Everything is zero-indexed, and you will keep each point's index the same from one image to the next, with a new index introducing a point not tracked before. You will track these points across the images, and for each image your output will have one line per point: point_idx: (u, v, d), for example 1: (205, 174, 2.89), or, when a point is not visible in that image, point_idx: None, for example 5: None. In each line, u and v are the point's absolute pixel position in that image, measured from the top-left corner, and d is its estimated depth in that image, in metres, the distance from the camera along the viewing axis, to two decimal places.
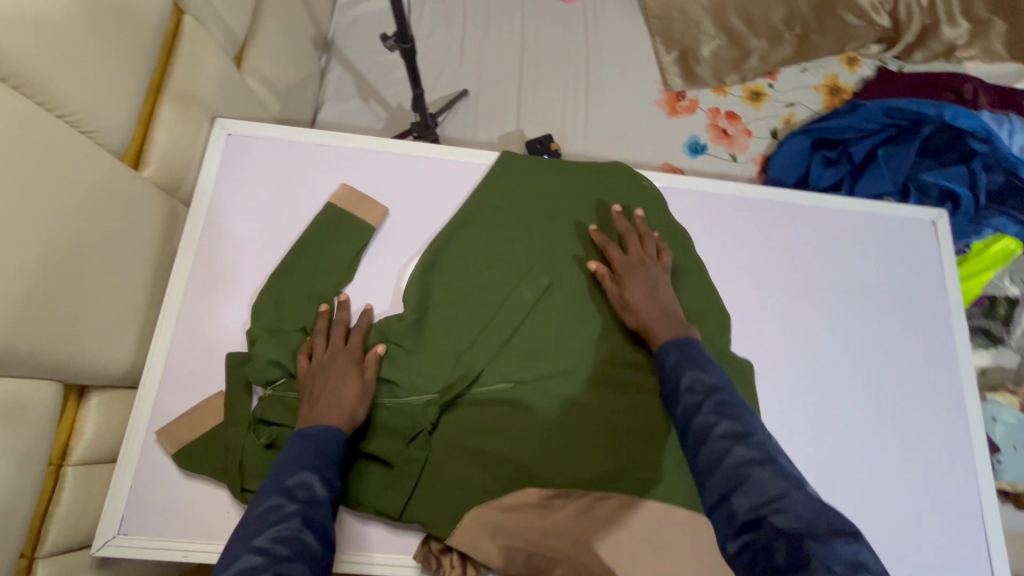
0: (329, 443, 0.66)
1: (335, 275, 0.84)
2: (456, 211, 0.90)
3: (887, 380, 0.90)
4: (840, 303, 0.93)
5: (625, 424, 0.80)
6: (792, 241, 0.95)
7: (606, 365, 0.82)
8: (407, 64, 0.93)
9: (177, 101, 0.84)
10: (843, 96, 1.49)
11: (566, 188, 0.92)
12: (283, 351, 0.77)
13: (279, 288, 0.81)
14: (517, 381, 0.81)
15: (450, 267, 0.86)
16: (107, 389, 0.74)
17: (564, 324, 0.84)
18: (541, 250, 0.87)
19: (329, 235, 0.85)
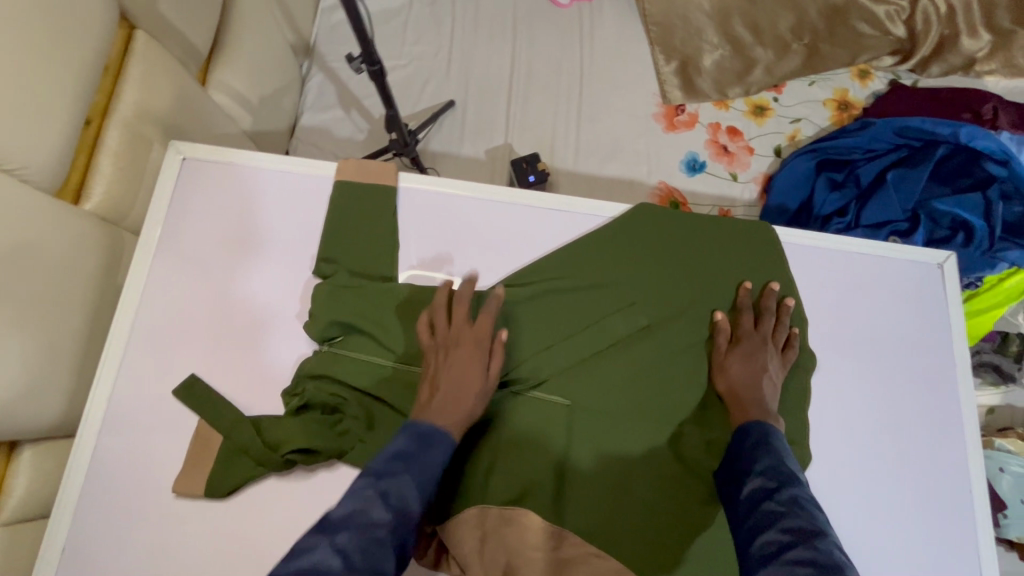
0: (437, 459, 0.62)
1: (386, 245, 0.81)
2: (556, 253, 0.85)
3: (886, 436, 0.83)
4: (837, 350, 0.86)
5: (657, 493, 0.76)
6: (806, 282, 0.88)
7: (667, 424, 0.79)
8: (377, 85, 0.87)
9: (125, 125, 0.78)
10: (852, 112, 1.41)
11: (699, 235, 0.87)
12: (344, 308, 0.76)
13: (332, 247, 0.79)
14: (573, 403, 0.79)
15: (534, 279, 0.83)
16: (41, 441, 0.69)
17: (644, 359, 0.81)
18: (638, 284, 0.84)
19: (357, 207, 0.80)
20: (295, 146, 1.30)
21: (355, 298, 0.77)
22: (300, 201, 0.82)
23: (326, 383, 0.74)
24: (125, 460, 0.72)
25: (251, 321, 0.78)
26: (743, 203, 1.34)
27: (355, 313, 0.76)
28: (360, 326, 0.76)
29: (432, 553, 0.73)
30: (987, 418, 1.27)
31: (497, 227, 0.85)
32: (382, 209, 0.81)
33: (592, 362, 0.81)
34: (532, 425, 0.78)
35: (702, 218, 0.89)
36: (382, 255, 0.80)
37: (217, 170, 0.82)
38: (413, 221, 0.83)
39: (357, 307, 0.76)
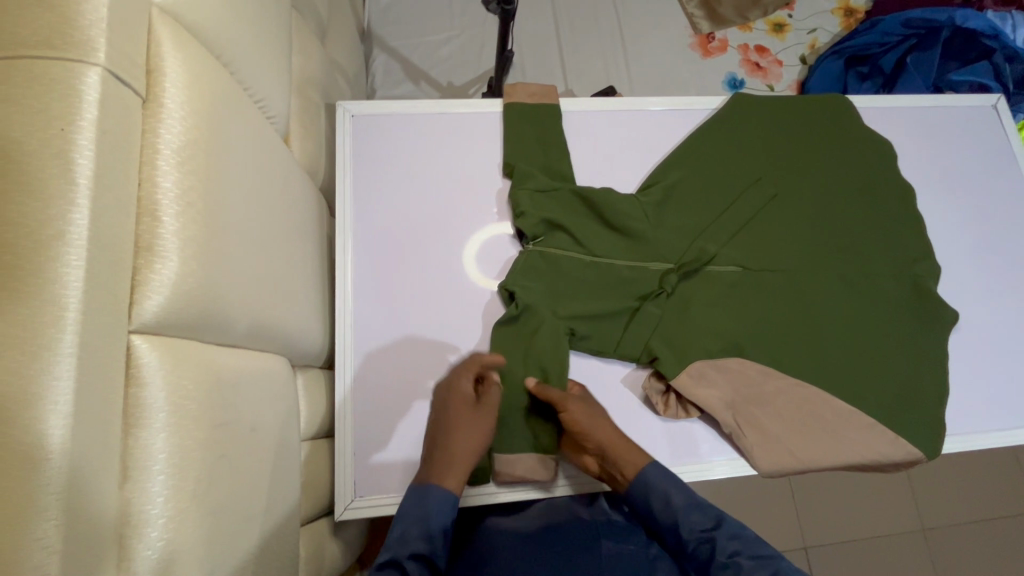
0: (456, 482, 0.70)
1: (563, 154, 0.91)
2: (687, 143, 0.95)
3: (987, 253, 0.99)
4: (931, 184, 1.01)
5: (830, 327, 0.88)
6: (892, 135, 1.03)
7: (821, 271, 0.90)
8: (502, 27, 0.96)
9: (300, 90, 0.86)
10: (856, 17, 1.58)
11: (804, 115, 0.99)
12: (548, 210, 0.86)
13: (517, 159, 0.89)
14: (746, 267, 0.89)
15: (675, 169, 0.93)
16: (308, 369, 0.76)
17: (788, 223, 0.93)
18: (760, 161, 0.95)
19: (535, 130, 0.91)
20: None
21: (553, 203, 0.88)
22: (467, 137, 0.92)
23: (538, 280, 0.84)
24: (384, 375, 0.80)
25: (450, 245, 0.87)
26: None
27: (556, 214, 0.87)
28: (560, 225, 0.86)
29: (673, 403, 0.83)
30: None
31: (635, 130, 0.97)
32: (550, 131, 0.92)
33: (745, 233, 0.92)
34: (715, 286, 0.88)
35: (788, 97, 1.00)
36: (566, 165, 0.90)
37: (387, 119, 0.91)
38: (578, 134, 0.95)
39: (556, 209, 0.87)
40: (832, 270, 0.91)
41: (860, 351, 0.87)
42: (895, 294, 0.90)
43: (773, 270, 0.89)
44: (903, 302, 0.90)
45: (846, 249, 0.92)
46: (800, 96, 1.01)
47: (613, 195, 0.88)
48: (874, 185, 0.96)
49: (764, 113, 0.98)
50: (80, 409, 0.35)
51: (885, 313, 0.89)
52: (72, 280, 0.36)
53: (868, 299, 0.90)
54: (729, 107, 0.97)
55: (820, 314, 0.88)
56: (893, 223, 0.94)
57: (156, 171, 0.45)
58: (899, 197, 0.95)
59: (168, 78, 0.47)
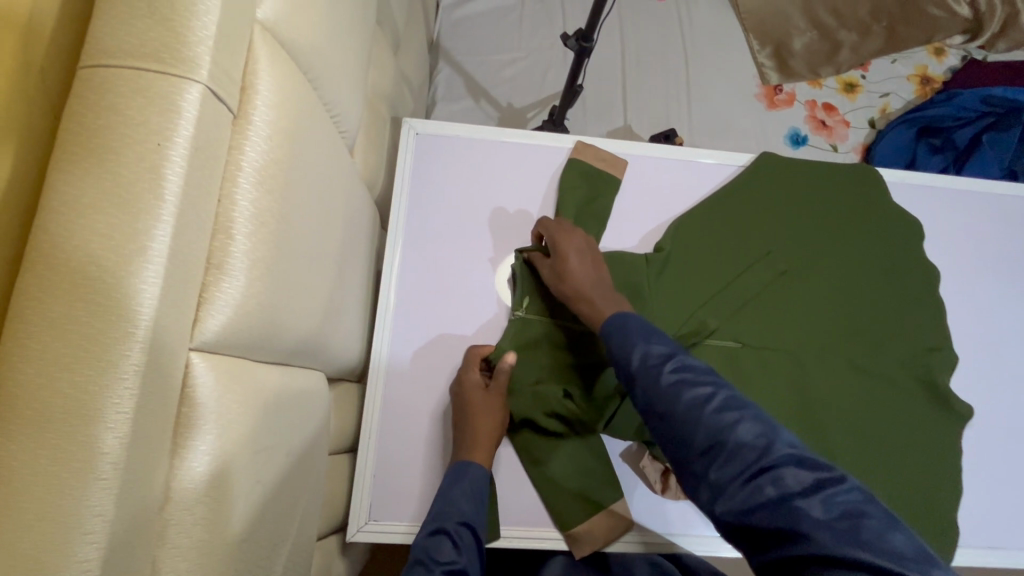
0: (467, 493, 0.70)
1: (584, 218, 0.86)
2: (705, 203, 0.90)
3: None
4: (1008, 277, 0.93)
5: (831, 416, 0.81)
6: (974, 220, 0.95)
7: (827, 355, 0.84)
8: (576, 63, 0.96)
9: (371, 102, 0.86)
10: (933, 86, 1.54)
11: (830, 186, 0.92)
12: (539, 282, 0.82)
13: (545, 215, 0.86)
14: (745, 341, 0.83)
15: (684, 234, 0.87)
16: (341, 383, 0.76)
17: (797, 302, 0.86)
18: (778, 232, 0.89)
19: (586, 183, 0.88)
20: None
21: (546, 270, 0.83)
22: (523, 167, 0.91)
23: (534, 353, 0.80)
24: (412, 398, 0.79)
25: (496, 275, 0.86)
26: None
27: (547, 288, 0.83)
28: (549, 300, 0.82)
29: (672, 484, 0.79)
30: None
31: (693, 182, 0.92)
32: (604, 184, 0.89)
33: (752, 306, 0.85)
34: (717, 362, 0.81)
35: (813, 162, 0.94)
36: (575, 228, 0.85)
37: (450, 140, 0.91)
38: (634, 182, 0.91)
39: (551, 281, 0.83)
40: (839, 355, 0.84)
41: (869, 448, 0.80)
42: (904, 389, 0.83)
43: (775, 348, 0.83)
44: (921, 397, 0.83)
45: (860, 335, 0.85)
46: (825, 162, 0.95)
47: (615, 264, 0.83)
48: (907, 267, 0.88)
49: (786, 184, 0.91)
50: (136, 427, 0.35)
51: (897, 409, 0.82)
52: (147, 297, 0.36)
53: (875, 389, 0.83)
54: (751, 169, 0.91)
55: (829, 403, 0.81)
56: (923, 311, 0.86)
57: (235, 188, 0.45)
58: (931, 282, 0.88)
59: (259, 97, 0.47)
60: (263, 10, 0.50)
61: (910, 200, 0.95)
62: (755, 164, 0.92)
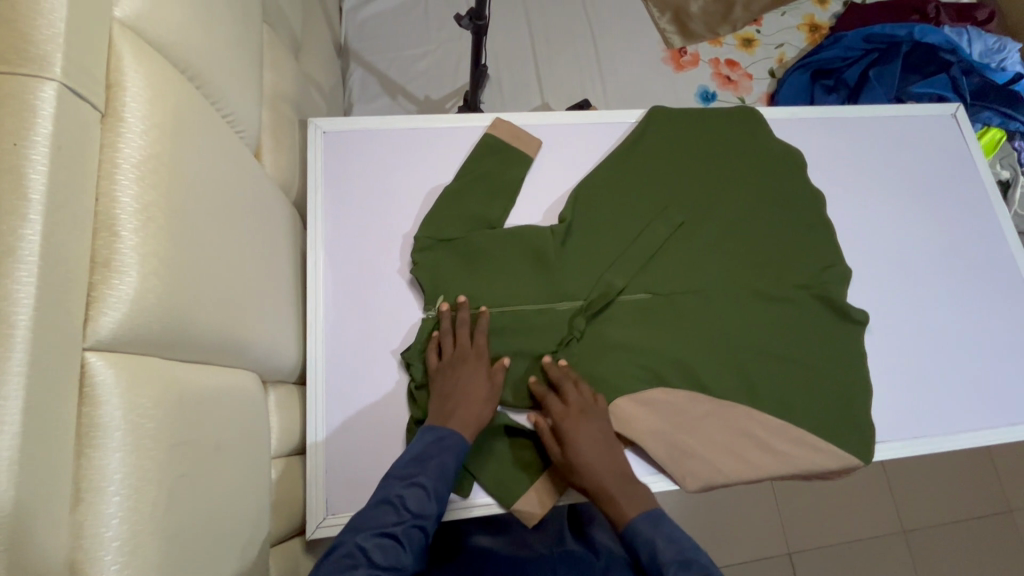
0: (449, 462, 0.69)
1: (493, 196, 0.89)
2: (604, 167, 0.94)
3: (955, 257, 0.99)
4: (899, 190, 1.01)
5: (751, 345, 0.86)
6: (862, 143, 1.03)
7: (736, 291, 0.89)
8: (475, 43, 0.98)
9: (272, 104, 0.86)
10: (821, 32, 1.64)
11: (717, 135, 0.99)
12: (451, 265, 0.84)
13: (452, 198, 0.87)
14: (656, 291, 0.88)
15: (589, 198, 0.92)
16: (281, 385, 0.75)
17: (699, 248, 0.91)
18: (674, 186, 0.95)
19: (496, 160, 0.91)
20: None
21: (455, 253, 0.85)
22: (436, 151, 0.92)
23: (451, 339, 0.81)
24: (356, 390, 0.79)
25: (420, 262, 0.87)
26: None
27: (460, 269, 0.85)
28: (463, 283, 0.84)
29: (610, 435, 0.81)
30: None
31: (599, 148, 0.97)
32: (514, 158, 0.92)
33: (661, 258, 0.90)
34: (633, 315, 0.87)
35: (698, 114, 1.00)
36: (481, 205, 0.88)
37: (360, 135, 0.91)
38: (546, 157, 0.95)
39: (462, 263, 0.85)
40: (746, 288, 0.90)
41: (784, 368, 0.86)
42: (811, 309, 0.90)
43: (686, 292, 0.88)
44: (824, 316, 0.89)
45: (763, 267, 0.91)
46: (711, 112, 1.01)
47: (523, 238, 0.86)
48: (795, 198, 0.96)
49: (675, 139, 0.97)
50: (28, 428, 0.34)
51: (810, 327, 0.88)
52: (23, 298, 0.36)
53: (786, 313, 0.89)
54: (644, 128, 0.96)
55: (746, 333, 0.87)
56: (814, 238, 0.94)
57: (115, 185, 0.44)
58: (820, 208, 0.95)
59: (129, 95, 0.47)
60: (121, 9, 0.50)
61: (799, 135, 1.02)
62: (649, 122, 0.98)
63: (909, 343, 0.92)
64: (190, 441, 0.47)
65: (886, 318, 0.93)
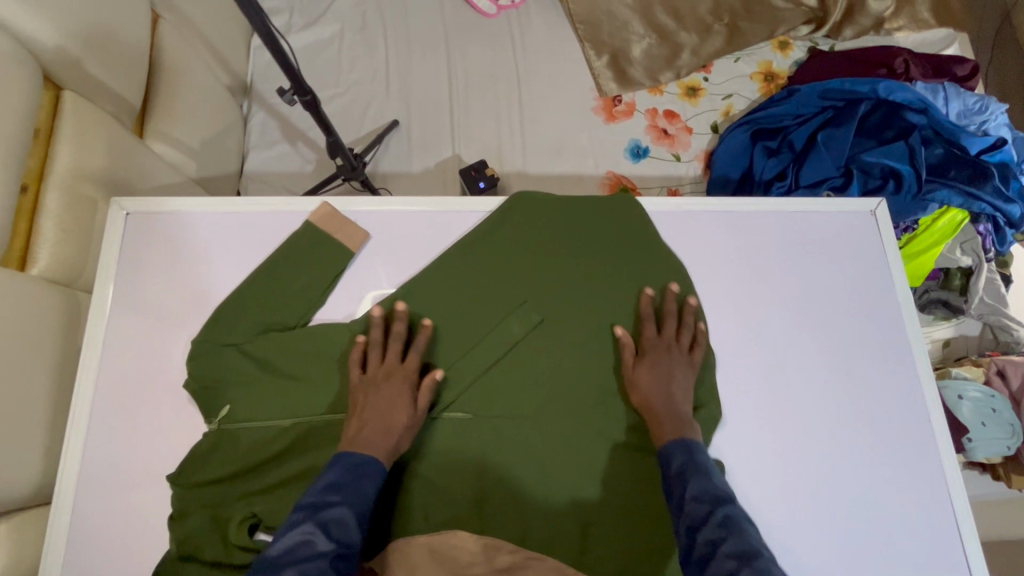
0: (371, 490, 0.65)
1: (296, 296, 0.79)
2: (444, 259, 0.82)
3: (843, 388, 0.85)
4: (788, 303, 0.88)
5: (575, 492, 0.75)
6: (751, 244, 0.90)
7: (572, 421, 0.77)
8: (315, 115, 0.89)
9: (62, 184, 0.78)
10: (778, 82, 1.48)
11: (590, 226, 0.85)
12: (232, 374, 0.76)
13: (242, 297, 0.78)
14: (479, 413, 0.78)
15: (417, 302, 0.80)
16: (15, 512, 0.69)
17: (545, 364, 0.79)
18: (532, 283, 0.82)
19: (306, 251, 0.80)
20: (246, 185, 1.31)
21: (240, 360, 0.76)
22: (248, 241, 0.82)
23: (214, 460, 0.74)
24: (106, 515, 0.71)
25: None
26: (689, 181, 1.40)
27: (250, 377, 0.77)
28: (244, 394, 0.76)
29: None
30: (945, 352, 1.31)
31: (440, 238, 0.85)
32: (337, 254, 0.81)
33: (497, 374, 0.79)
34: (450, 439, 0.77)
35: (574, 198, 0.87)
36: (285, 305, 0.79)
37: (165, 218, 0.82)
38: (377, 251, 0.84)
39: (255, 371, 0.77)
40: (583, 421, 0.77)
41: (606, 514, 0.75)
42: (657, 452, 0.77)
43: (513, 420, 0.77)
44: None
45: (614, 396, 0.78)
46: (590, 196, 0.87)
47: (315, 345, 0.77)
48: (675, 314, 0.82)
49: (543, 229, 0.84)
50: None
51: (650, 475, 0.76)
52: None
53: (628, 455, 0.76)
54: (503, 216, 0.84)
55: (571, 477, 0.76)
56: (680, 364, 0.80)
57: None
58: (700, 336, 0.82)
59: None
60: None
61: (682, 232, 0.89)
62: (510, 209, 0.85)
63: (769, 492, 0.79)
64: None
65: (747, 460, 0.80)
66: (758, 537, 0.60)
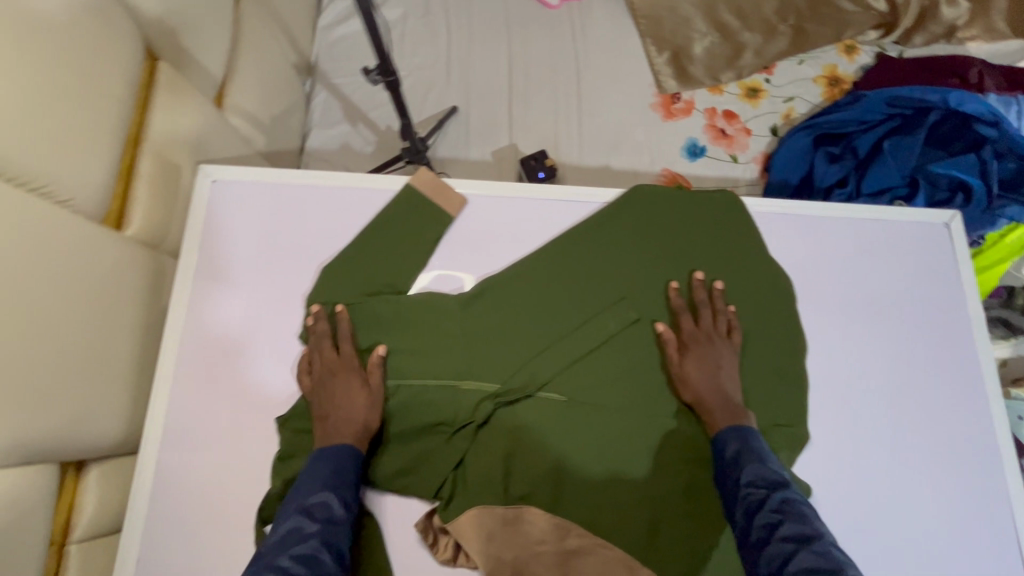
0: (350, 471, 0.68)
1: (399, 259, 0.83)
2: (552, 243, 0.85)
3: (908, 399, 0.84)
4: (859, 309, 0.87)
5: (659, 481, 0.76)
6: (826, 247, 0.89)
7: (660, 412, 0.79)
8: (394, 96, 0.90)
9: (156, 149, 0.81)
10: (842, 87, 1.45)
11: (692, 228, 0.88)
12: (346, 327, 0.79)
13: (352, 254, 0.82)
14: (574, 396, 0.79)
15: (519, 279, 0.83)
16: (105, 460, 0.72)
17: (642, 355, 0.81)
18: (636, 275, 0.85)
19: (410, 218, 0.84)
20: (307, 162, 1.34)
21: (354, 316, 0.80)
22: (328, 214, 0.85)
23: None
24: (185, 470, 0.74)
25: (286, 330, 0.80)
26: (746, 182, 1.38)
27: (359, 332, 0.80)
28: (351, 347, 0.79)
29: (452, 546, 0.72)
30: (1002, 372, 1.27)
31: (528, 217, 0.87)
32: (436, 223, 0.84)
33: (594, 358, 0.81)
34: (541, 417, 0.78)
35: (679, 196, 0.90)
36: (392, 268, 0.82)
37: (248, 187, 0.85)
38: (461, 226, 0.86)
39: (364, 328, 0.80)
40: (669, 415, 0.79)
41: (682, 508, 0.75)
42: None
43: (605, 406, 0.79)
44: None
45: None
46: (694, 194, 0.90)
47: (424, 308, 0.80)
48: (764, 319, 0.85)
49: (649, 224, 0.88)
50: None
51: None
52: None
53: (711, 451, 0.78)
54: (613, 207, 0.87)
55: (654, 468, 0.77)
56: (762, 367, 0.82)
57: None
58: (790, 346, 0.84)
59: None
60: None
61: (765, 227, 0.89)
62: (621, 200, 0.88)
63: (831, 499, 0.79)
64: None
65: (810, 464, 0.80)
66: (822, 523, 0.59)
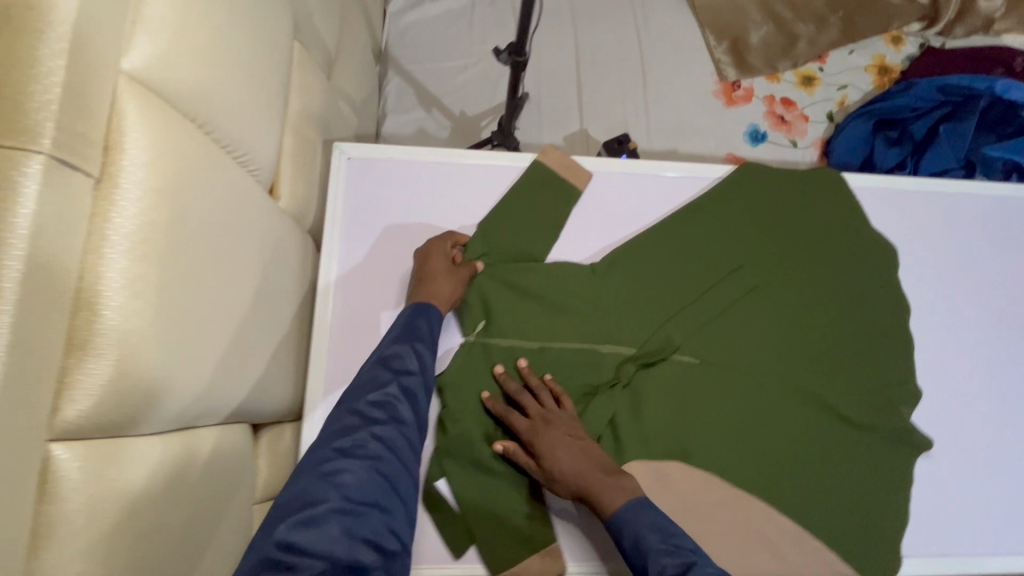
0: (422, 326, 0.73)
1: (535, 231, 0.86)
2: (673, 215, 0.90)
3: (1002, 360, 0.91)
4: (955, 278, 0.93)
5: (789, 439, 0.81)
6: (921, 220, 0.95)
7: (784, 375, 0.84)
8: (513, 77, 0.93)
9: (296, 126, 0.83)
10: (891, 75, 1.52)
11: (798, 200, 0.93)
12: (492, 293, 0.82)
13: (492, 224, 0.85)
14: (705, 359, 0.83)
15: (646, 250, 0.87)
16: (273, 425, 0.74)
17: (763, 321, 0.86)
18: (752, 246, 0.89)
19: (544, 191, 0.88)
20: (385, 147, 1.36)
21: (498, 282, 0.83)
22: (461, 190, 0.88)
23: (473, 369, 0.79)
24: None
25: None
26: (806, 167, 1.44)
27: (502, 298, 0.83)
28: (498, 312, 0.82)
29: None
30: None
31: (647, 193, 0.92)
32: (568, 196, 0.88)
33: (719, 323, 0.85)
34: (677, 379, 0.82)
35: (785, 172, 0.94)
36: (529, 238, 0.86)
37: (382, 164, 0.88)
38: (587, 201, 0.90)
39: (508, 295, 0.83)
40: (794, 377, 0.84)
41: (808, 461, 0.80)
42: (859, 408, 0.84)
43: (734, 369, 0.83)
44: (864, 420, 0.83)
45: (819, 357, 0.85)
46: (799, 171, 0.95)
47: (563, 275, 0.84)
48: (877, 285, 0.89)
49: (762, 197, 0.92)
50: None
51: (850, 430, 0.83)
52: None
53: (833, 411, 0.83)
54: (726, 182, 0.92)
55: (783, 426, 0.81)
56: (875, 332, 0.87)
57: (101, 260, 0.45)
58: (900, 310, 0.88)
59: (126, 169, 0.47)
60: (129, 59, 0.50)
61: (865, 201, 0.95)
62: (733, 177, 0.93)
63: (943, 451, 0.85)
64: (140, 522, 0.48)
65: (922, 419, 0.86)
66: None
